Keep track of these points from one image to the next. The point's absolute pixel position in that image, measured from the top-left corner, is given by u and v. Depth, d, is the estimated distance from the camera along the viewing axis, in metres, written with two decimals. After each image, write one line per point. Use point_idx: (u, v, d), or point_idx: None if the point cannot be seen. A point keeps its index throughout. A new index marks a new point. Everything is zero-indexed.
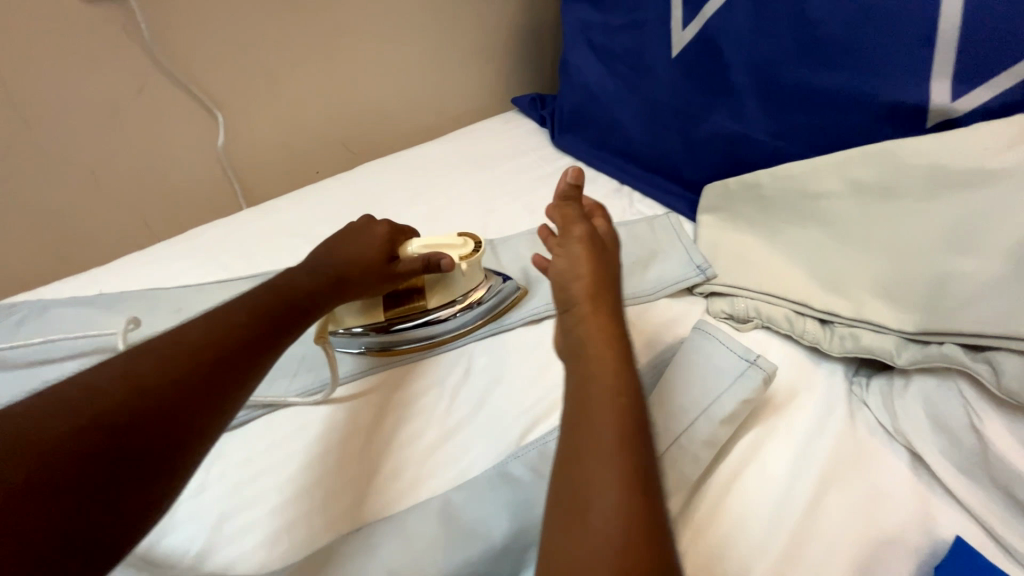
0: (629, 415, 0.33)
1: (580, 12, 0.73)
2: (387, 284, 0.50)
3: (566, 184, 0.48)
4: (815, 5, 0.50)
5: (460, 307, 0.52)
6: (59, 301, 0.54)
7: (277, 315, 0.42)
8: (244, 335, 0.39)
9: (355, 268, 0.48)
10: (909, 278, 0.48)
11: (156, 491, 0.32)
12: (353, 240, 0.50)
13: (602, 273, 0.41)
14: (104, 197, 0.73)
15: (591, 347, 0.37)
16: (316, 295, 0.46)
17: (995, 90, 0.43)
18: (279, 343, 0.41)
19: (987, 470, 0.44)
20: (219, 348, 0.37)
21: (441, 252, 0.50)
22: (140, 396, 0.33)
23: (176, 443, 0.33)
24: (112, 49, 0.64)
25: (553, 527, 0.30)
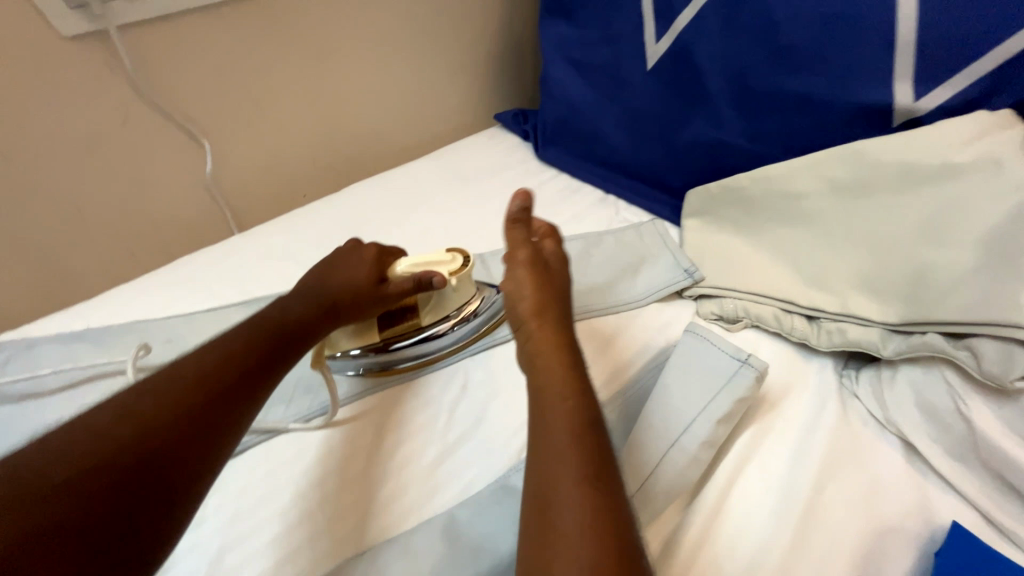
0: (575, 413, 0.37)
1: (557, 28, 0.76)
2: (381, 305, 0.53)
3: (515, 208, 0.51)
4: (779, 16, 0.54)
5: (454, 321, 0.55)
6: (78, 333, 0.58)
7: (271, 345, 0.45)
8: (240, 366, 0.42)
9: (347, 292, 0.51)
10: (888, 270, 0.49)
11: (166, 517, 0.35)
12: (342, 266, 0.53)
13: (545, 290, 0.46)
14: (84, 234, 0.69)
15: (542, 360, 0.41)
16: (308, 323, 0.49)
17: (952, 89, 0.47)
18: (275, 371, 0.45)
19: (981, 456, 0.42)
20: (218, 378, 0.41)
21: (431, 270, 0.52)
22: (148, 428, 0.36)
23: (183, 470, 0.36)
24: (93, 82, 0.61)
25: (528, 527, 0.33)
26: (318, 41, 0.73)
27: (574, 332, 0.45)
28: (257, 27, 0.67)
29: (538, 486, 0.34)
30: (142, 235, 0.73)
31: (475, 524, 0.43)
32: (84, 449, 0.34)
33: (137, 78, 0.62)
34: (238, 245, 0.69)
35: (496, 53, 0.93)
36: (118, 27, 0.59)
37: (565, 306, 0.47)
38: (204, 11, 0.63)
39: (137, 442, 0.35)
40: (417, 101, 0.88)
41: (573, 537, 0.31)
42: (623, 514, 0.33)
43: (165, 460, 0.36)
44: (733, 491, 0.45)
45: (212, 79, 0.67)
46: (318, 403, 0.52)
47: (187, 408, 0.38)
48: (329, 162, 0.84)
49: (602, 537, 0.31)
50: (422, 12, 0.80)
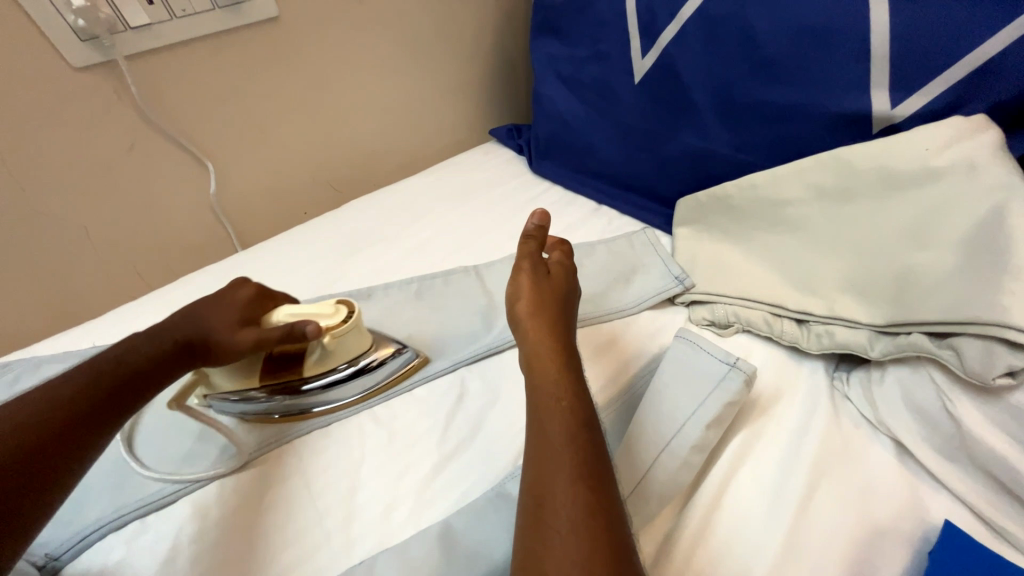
0: (569, 413, 0.38)
1: (547, 46, 0.79)
2: (242, 352, 0.47)
3: (532, 225, 0.55)
4: (758, 30, 0.56)
5: (338, 379, 0.51)
6: (82, 352, 0.60)
7: (117, 389, 0.41)
8: (73, 412, 0.38)
9: (209, 333, 0.47)
10: (873, 273, 0.50)
11: None
12: (211, 305, 0.49)
13: (543, 292, 0.49)
14: (89, 255, 0.71)
15: (538, 361, 0.43)
16: (157, 365, 0.44)
17: (928, 96, 0.49)
18: (114, 422, 0.41)
19: (969, 454, 0.43)
20: (44, 430, 0.37)
21: (306, 319, 0.47)
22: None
23: None
24: (101, 111, 0.63)
25: (524, 527, 0.34)
26: (316, 65, 0.75)
27: (569, 337, 0.46)
28: (258, 53, 0.70)
29: (532, 485, 0.35)
30: (145, 253, 0.75)
31: (472, 531, 0.44)
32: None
33: (144, 105, 0.65)
34: (240, 262, 0.71)
35: (490, 71, 0.95)
36: (125, 57, 0.61)
37: (563, 312, 0.49)
38: (207, 40, 0.66)
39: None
40: (415, 118, 0.90)
41: (565, 534, 0.32)
42: (615, 512, 0.33)
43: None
44: (725, 494, 0.45)
45: (215, 104, 0.70)
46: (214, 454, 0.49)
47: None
48: (329, 180, 0.87)
49: (594, 533, 0.32)
50: (417, 34, 0.83)
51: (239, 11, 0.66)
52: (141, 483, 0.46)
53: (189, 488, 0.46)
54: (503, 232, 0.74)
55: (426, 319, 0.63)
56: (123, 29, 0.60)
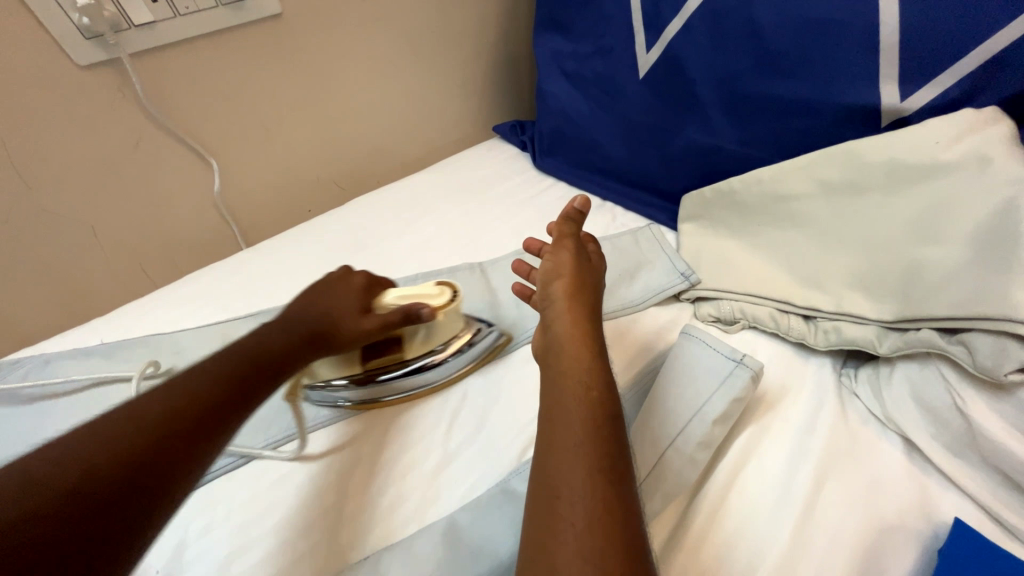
0: (594, 407, 0.38)
1: (551, 42, 0.78)
2: (366, 336, 0.50)
3: (573, 209, 0.55)
4: (765, 23, 0.55)
5: (440, 356, 0.55)
6: (91, 348, 0.61)
7: (241, 386, 0.41)
8: (215, 398, 0.39)
9: (333, 321, 0.50)
10: (881, 268, 0.50)
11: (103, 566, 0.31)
12: (331, 295, 0.52)
13: (580, 278, 0.49)
14: (97, 252, 0.72)
15: (565, 348, 0.43)
16: (285, 355, 0.46)
17: (937, 89, 0.48)
18: (247, 407, 0.42)
19: (979, 450, 0.42)
20: (183, 418, 0.37)
21: (419, 302, 0.50)
22: (86, 484, 0.32)
23: (128, 523, 0.32)
24: (109, 109, 0.63)
25: (535, 518, 0.34)
26: (320, 61, 0.75)
27: (600, 324, 0.46)
28: (261, 51, 0.70)
29: (547, 474, 0.35)
30: (153, 250, 0.76)
31: (476, 526, 0.44)
32: (3, 506, 0.30)
33: (149, 104, 0.65)
34: (245, 260, 0.71)
35: (493, 68, 0.95)
36: (130, 54, 0.61)
37: (597, 300, 0.48)
38: (212, 37, 0.65)
39: (65, 503, 0.31)
40: (418, 116, 0.90)
41: (579, 528, 0.32)
42: (632, 510, 0.33)
43: (88, 529, 0.31)
44: (730, 492, 0.45)
45: (221, 102, 0.70)
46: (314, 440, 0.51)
47: (137, 454, 0.34)
48: (335, 178, 0.87)
49: (609, 531, 0.31)
50: (421, 30, 0.83)
51: (243, 8, 0.65)
52: None
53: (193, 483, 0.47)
54: (508, 228, 0.74)
55: None
56: (127, 27, 0.59)
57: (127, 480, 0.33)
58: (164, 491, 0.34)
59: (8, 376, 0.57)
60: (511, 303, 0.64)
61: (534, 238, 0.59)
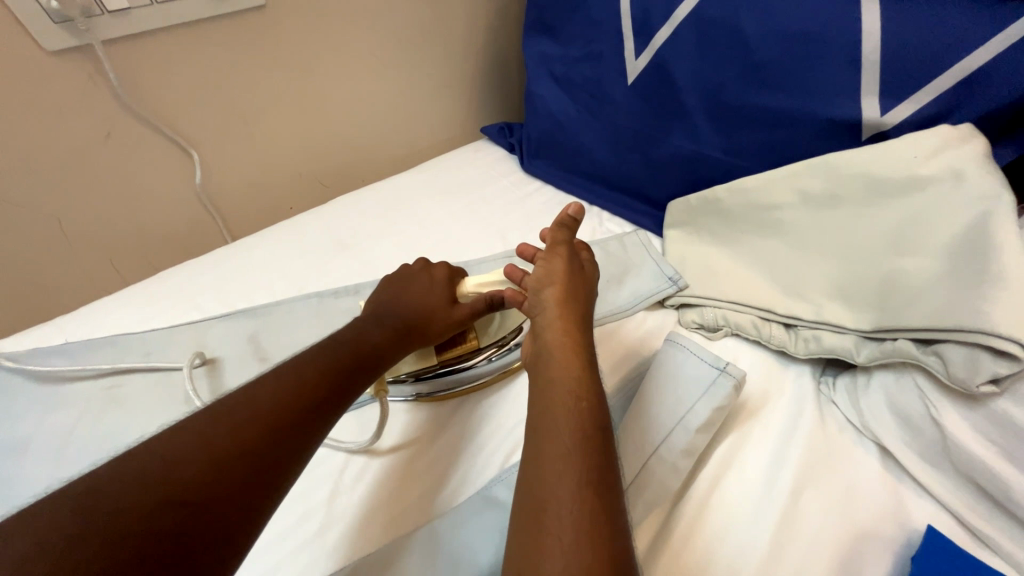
0: (583, 417, 0.37)
1: (540, 45, 0.78)
2: (457, 326, 0.53)
3: (567, 216, 0.55)
4: (752, 34, 0.55)
5: (512, 342, 0.56)
6: (56, 347, 0.58)
7: (342, 377, 0.43)
8: (320, 393, 0.41)
9: (427, 313, 0.52)
10: (860, 279, 0.51)
11: (228, 551, 0.32)
12: (417, 287, 0.54)
13: (572, 285, 0.48)
14: (65, 246, 0.69)
15: (554, 356, 0.42)
16: (382, 349, 0.48)
17: (915, 105, 0.49)
18: (344, 404, 0.43)
19: (951, 459, 0.43)
20: (294, 411, 0.39)
21: (501, 288, 0.54)
22: (218, 468, 0.34)
23: (247, 510, 0.34)
24: (79, 97, 0.60)
25: (521, 533, 0.33)
26: (306, 57, 0.74)
27: (589, 334, 0.45)
28: (244, 43, 0.68)
29: (535, 486, 0.35)
30: (125, 246, 0.73)
31: (456, 534, 0.44)
32: (150, 482, 0.32)
33: (123, 93, 0.62)
34: (222, 256, 0.69)
35: (482, 69, 0.94)
36: (102, 41, 0.58)
37: (588, 308, 0.48)
38: (192, 27, 0.63)
39: (192, 488, 0.32)
40: (406, 116, 0.89)
41: (566, 544, 0.31)
42: (620, 524, 0.33)
43: (218, 512, 0.32)
44: (711, 500, 0.45)
45: (200, 95, 0.68)
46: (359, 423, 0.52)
47: (258, 442, 0.36)
48: (317, 175, 0.85)
49: (595, 545, 0.31)
50: (410, 29, 0.82)
51: None
52: None
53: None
54: (494, 231, 0.73)
55: None
56: (100, 13, 0.57)
57: (243, 468, 0.35)
58: (274, 482, 0.36)
59: None
60: None
61: (527, 243, 0.57)
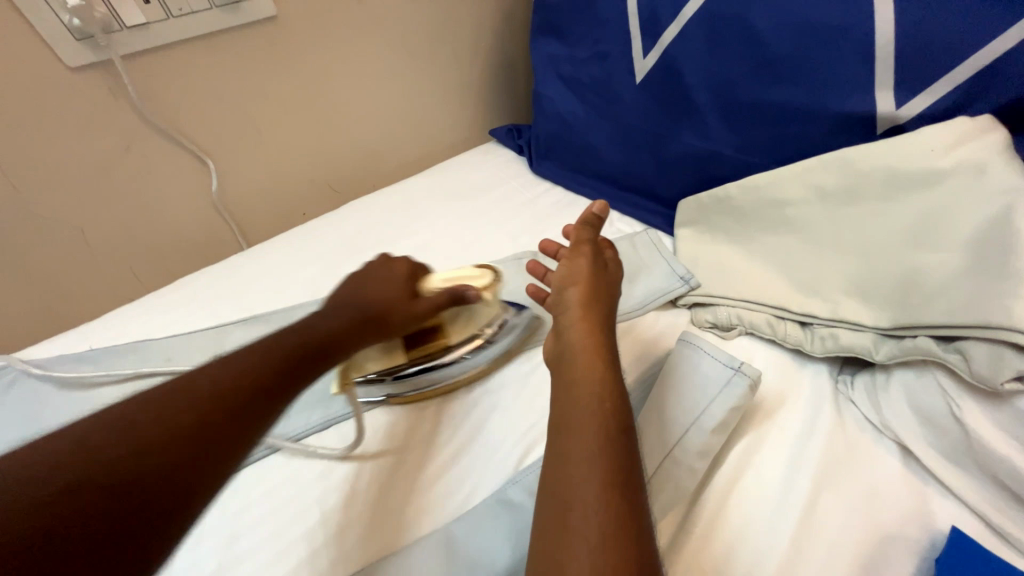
0: (606, 419, 0.37)
1: (548, 46, 0.78)
2: (416, 322, 0.52)
3: (591, 214, 0.55)
4: (762, 29, 0.55)
5: (480, 341, 0.57)
6: (81, 353, 0.60)
7: (296, 362, 0.42)
8: (273, 375, 0.40)
9: (385, 308, 0.51)
10: (878, 276, 0.50)
11: (162, 527, 0.31)
12: (378, 282, 0.53)
13: (595, 286, 0.48)
14: (88, 255, 0.71)
15: (577, 357, 0.42)
16: (338, 339, 0.47)
17: (933, 96, 0.48)
18: (296, 389, 0.42)
19: (976, 459, 0.42)
20: (244, 392, 0.37)
21: (464, 284, 0.53)
22: (159, 445, 0.33)
23: (187, 489, 0.32)
24: (100, 111, 0.62)
25: (545, 534, 0.33)
26: (316, 65, 0.75)
27: (612, 334, 0.45)
28: (256, 53, 0.69)
29: (558, 487, 0.35)
30: (144, 254, 0.75)
31: (471, 536, 0.44)
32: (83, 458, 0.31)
33: (142, 106, 0.64)
34: (237, 262, 0.71)
35: (490, 72, 0.95)
36: (121, 56, 0.60)
37: (611, 309, 0.48)
38: (206, 39, 0.65)
39: (140, 460, 0.32)
40: (415, 120, 0.90)
41: (592, 546, 0.31)
42: (645, 527, 0.32)
43: (154, 488, 0.31)
44: (728, 502, 0.45)
45: (215, 106, 0.69)
46: (337, 433, 0.52)
47: (203, 421, 0.35)
48: (329, 181, 0.86)
49: (620, 548, 0.31)
50: (417, 33, 0.82)
51: (237, 10, 0.65)
52: None
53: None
54: (505, 233, 0.74)
55: None
56: (119, 29, 0.58)
57: (196, 441, 0.34)
58: (219, 460, 0.34)
59: None
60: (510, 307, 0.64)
61: (550, 240, 0.59)
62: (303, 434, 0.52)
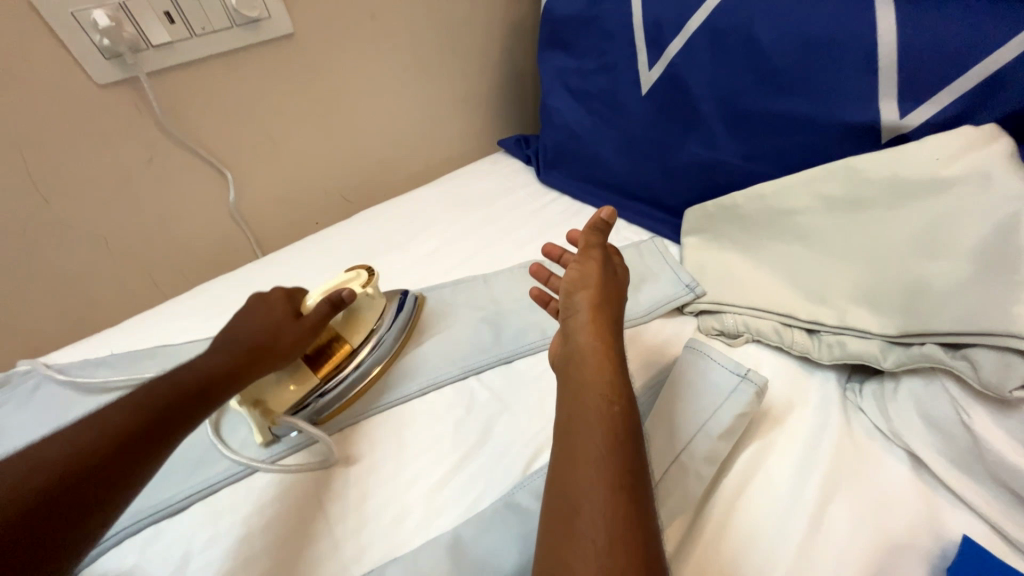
0: (615, 422, 0.38)
1: (555, 59, 0.80)
2: (306, 335, 0.54)
3: (600, 219, 0.56)
4: (766, 42, 0.56)
5: (377, 335, 0.59)
6: (102, 358, 0.62)
7: (202, 387, 0.45)
8: (176, 401, 0.43)
9: (274, 331, 0.52)
10: (884, 283, 0.50)
11: (65, 543, 0.35)
12: (260, 310, 0.54)
13: (605, 290, 0.49)
14: (109, 262, 0.73)
15: (587, 360, 0.43)
16: (238, 365, 0.49)
17: (937, 105, 0.48)
18: (203, 410, 0.45)
19: (987, 467, 0.42)
20: (146, 417, 0.41)
21: (340, 287, 0.56)
22: (60, 473, 0.36)
23: (87, 507, 0.36)
24: (124, 126, 0.65)
25: (553, 535, 0.34)
26: (331, 80, 0.77)
27: (621, 338, 0.46)
28: (273, 69, 0.72)
29: (567, 489, 0.35)
30: (163, 262, 0.77)
31: (479, 539, 0.45)
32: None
33: (165, 121, 0.67)
34: (252, 270, 0.73)
35: (498, 85, 0.97)
36: (147, 74, 0.63)
37: (620, 313, 0.49)
38: (227, 56, 0.67)
39: (45, 482, 0.35)
40: (424, 131, 0.92)
41: (600, 547, 0.32)
42: (652, 530, 0.33)
43: (56, 510, 0.35)
44: (736, 508, 0.45)
45: (234, 120, 0.72)
46: (306, 452, 0.52)
47: (102, 447, 0.38)
48: (341, 192, 0.89)
49: (628, 549, 0.31)
50: (428, 48, 0.85)
51: (257, 28, 0.67)
52: (161, 487, 0.49)
53: (223, 481, 0.49)
54: (513, 241, 0.75)
55: (435, 335, 0.63)
56: (145, 47, 0.61)
57: (92, 466, 0.37)
58: (120, 480, 0.38)
59: (17, 388, 0.58)
60: (519, 313, 0.65)
61: (554, 245, 0.62)
62: (277, 455, 0.51)
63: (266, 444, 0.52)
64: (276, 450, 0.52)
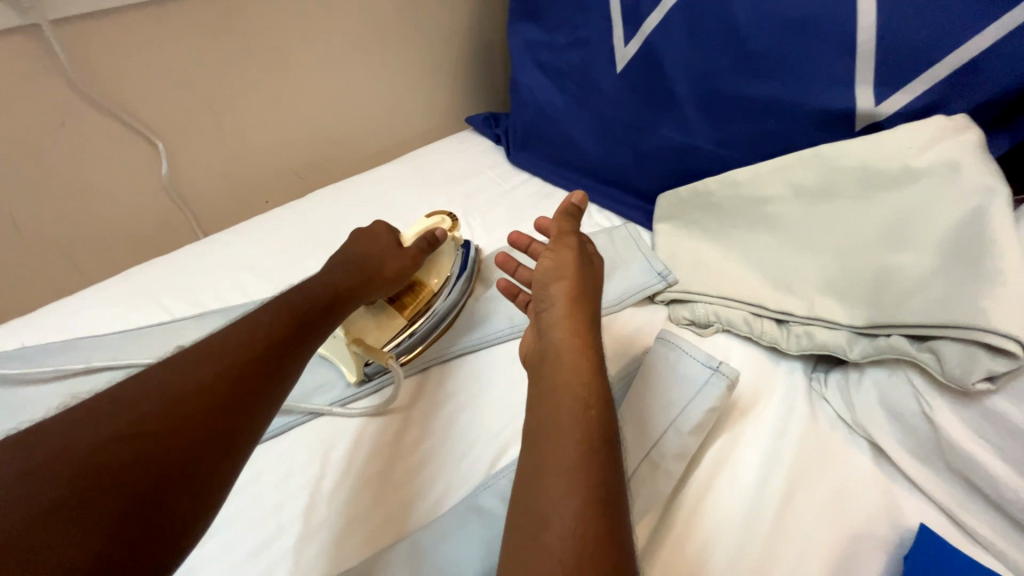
0: (589, 427, 0.35)
1: (526, 31, 0.75)
2: (405, 266, 0.56)
3: (571, 205, 0.53)
4: (745, 19, 0.53)
5: (450, 281, 0.60)
6: (12, 352, 0.54)
7: (311, 318, 0.45)
8: (291, 330, 0.43)
9: (378, 260, 0.54)
10: (855, 274, 0.50)
11: (214, 470, 0.35)
12: (363, 240, 0.56)
13: (581, 281, 0.46)
14: (18, 242, 0.64)
15: (563, 357, 0.40)
16: (352, 289, 0.51)
17: (910, 94, 0.48)
18: (314, 339, 0.45)
19: (945, 458, 0.42)
20: (268, 348, 0.41)
21: (433, 227, 0.59)
22: (203, 399, 0.36)
23: (231, 434, 0.36)
24: (27, 83, 0.56)
25: (517, 550, 0.32)
26: (280, 42, 0.70)
27: (598, 333, 0.43)
28: (211, 25, 0.64)
29: (535, 500, 0.33)
30: (84, 242, 0.69)
31: (440, 545, 0.42)
32: (142, 414, 0.35)
33: (78, 79, 0.58)
34: (190, 254, 0.66)
35: (465, 57, 0.91)
36: (51, 21, 0.54)
37: (597, 306, 0.46)
38: (151, 6, 0.59)
39: (191, 405, 0.36)
40: (386, 104, 0.86)
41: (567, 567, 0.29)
42: (624, 547, 0.31)
43: (202, 436, 0.35)
44: (704, 502, 0.44)
45: (168, 82, 0.64)
46: (381, 393, 0.53)
47: (237, 375, 0.38)
48: (294, 168, 0.82)
49: (596, 571, 0.29)
50: (388, 12, 0.78)
51: None
52: None
53: None
54: (479, 225, 0.71)
55: None
56: None
57: (207, 419, 0.36)
58: (253, 410, 0.38)
59: None
60: (487, 299, 0.61)
61: (520, 232, 0.58)
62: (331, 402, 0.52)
63: (349, 392, 0.53)
64: (330, 395, 0.53)
